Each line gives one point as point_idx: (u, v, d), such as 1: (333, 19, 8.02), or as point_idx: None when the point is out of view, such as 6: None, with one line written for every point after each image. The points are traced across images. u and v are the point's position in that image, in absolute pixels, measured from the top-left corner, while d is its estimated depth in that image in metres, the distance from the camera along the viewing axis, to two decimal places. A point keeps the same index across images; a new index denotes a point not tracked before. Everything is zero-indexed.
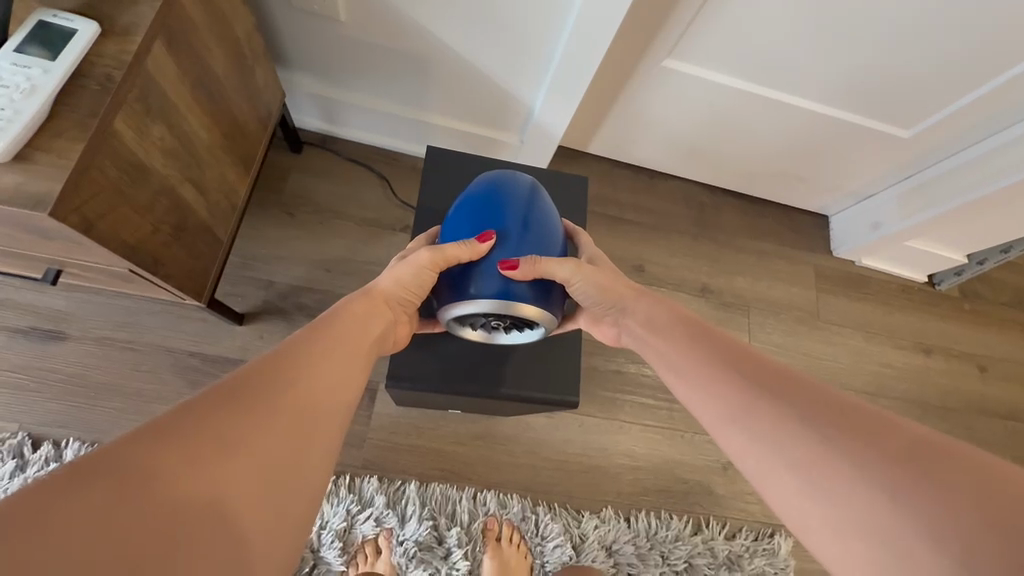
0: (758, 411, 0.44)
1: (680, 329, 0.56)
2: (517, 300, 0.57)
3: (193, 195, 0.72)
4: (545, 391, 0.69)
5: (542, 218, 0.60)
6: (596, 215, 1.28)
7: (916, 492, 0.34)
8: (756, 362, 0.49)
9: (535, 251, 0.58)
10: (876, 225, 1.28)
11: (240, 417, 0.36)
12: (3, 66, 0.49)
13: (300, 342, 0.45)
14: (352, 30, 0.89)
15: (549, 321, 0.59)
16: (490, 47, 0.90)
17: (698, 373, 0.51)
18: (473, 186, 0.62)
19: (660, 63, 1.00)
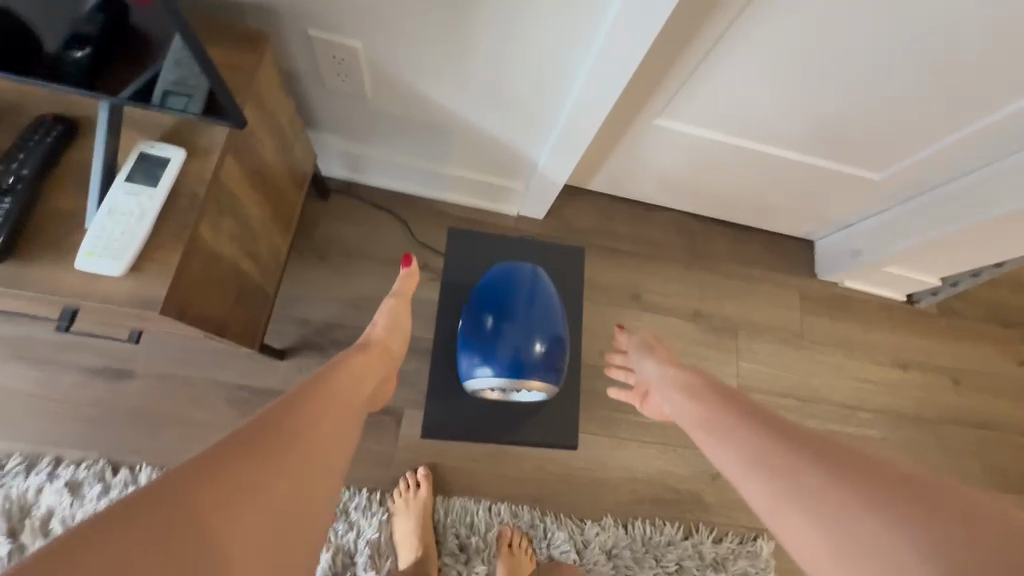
0: (774, 457, 0.57)
1: (714, 397, 0.74)
2: (525, 373, 0.75)
3: (250, 265, 0.85)
4: (545, 437, 0.86)
5: (543, 304, 0.79)
6: (596, 247, 1.40)
7: (900, 511, 0.46)
8: (769, 419, 0.64)
9: (538, 328, 0.77)
10: (856, 252, 1.39)
11: (244, 472, 0.49)
12: (119, 195, 0.62)
13: (292, 404, 0.59)
14: (378, 104, 1.01)
15: (551, 387, 0.76)
16: (500, 117, 1.01)
17: (723, 433, 0.65)
18: (491, 276, 0.83)
19: (652, 120, 1.12)
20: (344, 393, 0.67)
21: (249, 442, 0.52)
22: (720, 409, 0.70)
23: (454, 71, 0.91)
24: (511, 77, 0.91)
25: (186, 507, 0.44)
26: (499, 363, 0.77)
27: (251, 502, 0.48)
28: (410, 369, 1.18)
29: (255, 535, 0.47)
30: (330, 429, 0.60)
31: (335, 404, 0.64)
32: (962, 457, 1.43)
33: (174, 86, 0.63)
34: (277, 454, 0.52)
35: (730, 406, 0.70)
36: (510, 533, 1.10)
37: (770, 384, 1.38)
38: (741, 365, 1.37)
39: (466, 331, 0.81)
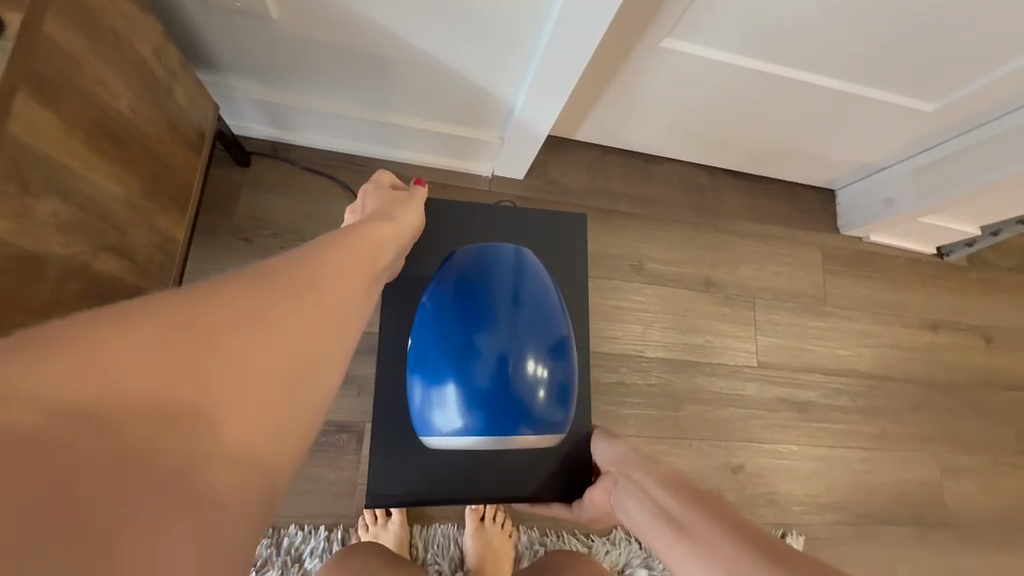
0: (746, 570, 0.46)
1: (677, 489, 0.61)
2: (514, 404, 0.63)
3: (115, 265, 0.60)
4: (530, 490, 0.73)
5: (531, 311, 0.66)
6: (589, 210, 1.17)
7: None
8: (739, 522, 0.53)
9: (528, 337, 0.65)
10: (889, 202, 1.19)
11: (266, 308, 0.43)
12: None
13: (324, 251, 0.51)
14: (292, 29, 0.74)
15: (552, 429, 0.65)
16: (460, 41, 0.76)
17: (687, 528, 0.54)
18: (465, 270, 0.68)
19: (660, 44, 0.87)
20: (365, 259, 0.56)
21: (251, 304, 0.43)
22: (682, 508, 0.57)
23: None
24: None
25: (190, 338, 0.38)
26: (479, 386, 0.63)
27: (260, 381, 0.41)
28: (370, 375, 0.96)
29: (266, 399, 0.41)
30: (347, 284, 0.51)
31: (350, 267, 0.53)
32: (993, 423, 1.30)
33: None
34: (289, 321, 0.44)
35: (694, 504, 0.57)
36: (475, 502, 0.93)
37: (792, 359, 1.20)
38: (760, 340, 1.19)
39: (430, 361, 0.66)
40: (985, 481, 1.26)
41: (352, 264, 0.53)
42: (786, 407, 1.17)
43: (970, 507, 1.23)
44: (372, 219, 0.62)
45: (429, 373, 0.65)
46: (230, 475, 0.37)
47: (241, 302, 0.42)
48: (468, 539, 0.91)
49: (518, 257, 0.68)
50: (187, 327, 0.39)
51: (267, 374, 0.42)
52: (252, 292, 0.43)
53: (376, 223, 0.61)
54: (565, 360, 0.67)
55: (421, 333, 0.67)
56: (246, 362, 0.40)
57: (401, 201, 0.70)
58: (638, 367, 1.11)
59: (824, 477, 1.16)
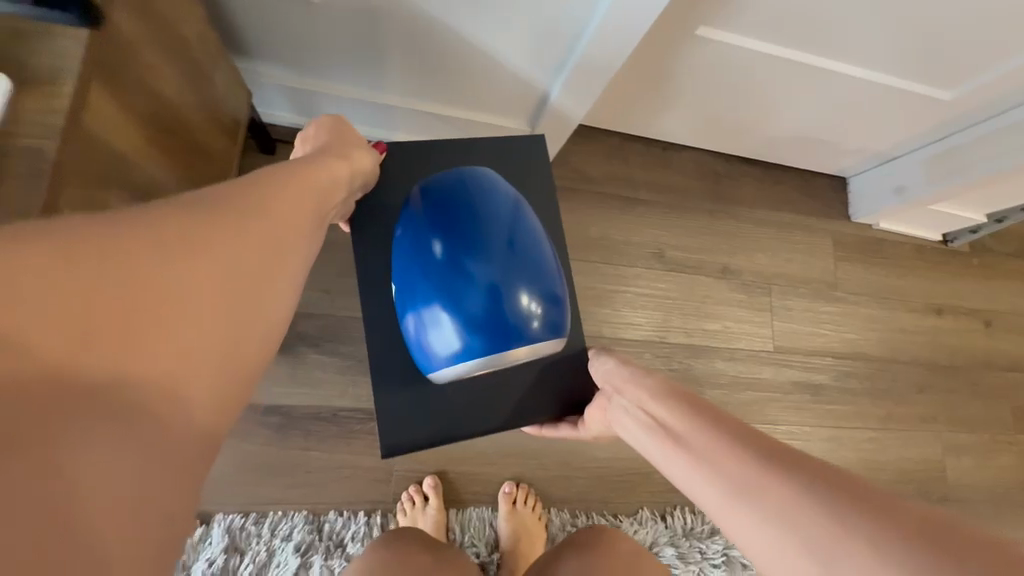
0: (757, 492, 0.41)
1: (672, 398, 0.54)
2: (506, 328, 0.63)
3: None
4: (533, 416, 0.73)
5: (513, 231, 0.65)
6: (610, 198, 1.17)
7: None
8: (749, 433, 0.46)
9: (516, 258, 0.64)
10: (901, 189, 1.22)
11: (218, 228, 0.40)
12: None
13: (277, 177, 0.48)
14: (331, 12, 0.73)
15: (547, 350, 0.66)
16: (502, 26, 0.75)
17: (690, 448, 0.48)
18: (441, 193, 0.67)
19: (695, 33, 0.87)
20: (323, 198, 0.52)
21: (193, 231, 0.39)
22: (681, 416, 0.51)
23: None
24: None
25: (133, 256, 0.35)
26: (472, 307, 0.63)
27: (207, 312, 0.38)
28: None
29: (223, 321, 0.39)
30: (298, 221, 0.47)
31: (303, 203, 0.48)
32: (989, 402, 1.36)
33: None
34: (235, 241, 0.41)
35: (694, 409, 0.51)
36: (508, 487, 0.95)
37: (805, 343, 1.24)
38: (776, 326, 1.22)
39: (422, 293, 0.66)
40: (984, 457, 1.32)
41: (306, 192, 0.50)
42: (800, 390, 1.21)
43: (970, 482, 1.29)
44: (326, 156, 0.57)
45: (422, 299, 0.66)
46: (174, 398, 0.35)
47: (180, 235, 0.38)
48: (501, 522, 0.93)
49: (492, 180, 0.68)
50: (122, 273, 0.34)
51: (213, 294, 0.38)
52: (200, 214, 0.40)
53: (334, 162, 0.56)
54: (554, 287, 0.66)
55: (404, 259, 0.67)
56: (189, 310, 0.37)
57: (353, 144, 0.64)
58: (660, 353, 1.13)
59: (835, 457, 1.21)
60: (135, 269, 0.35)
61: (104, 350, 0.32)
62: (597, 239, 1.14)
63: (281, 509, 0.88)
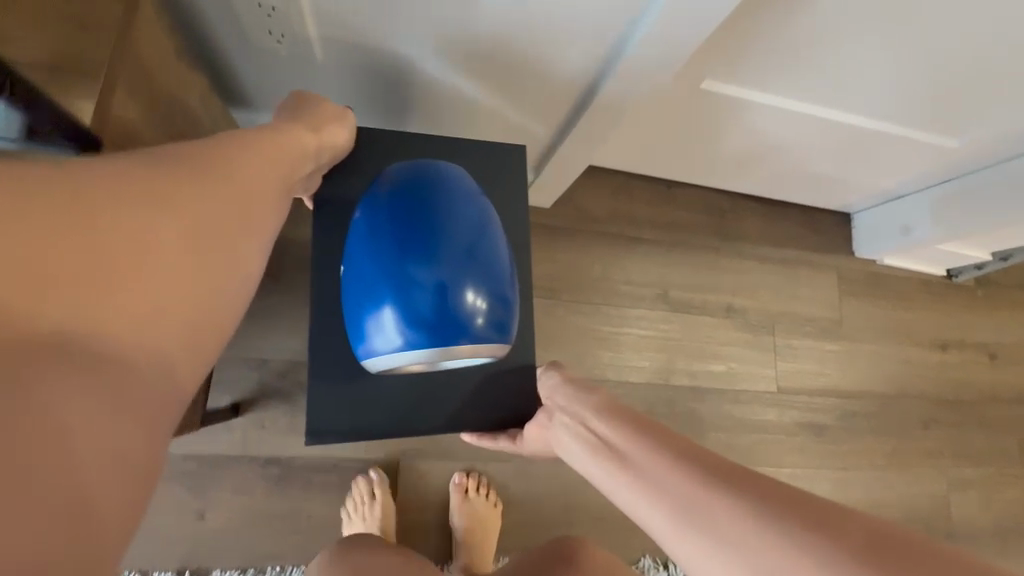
0: (698, 500, 0.43)
1: (616, 419, 0.56)
2: (455, 329, 0.61)
3: None
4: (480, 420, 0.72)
5: (471, 235, 0.63)
6: (613, 237, 1.16)
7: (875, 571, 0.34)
8: (684, 447, 0.49)
9: (471, 261, 0.63)
10: (906, 228, 1.21)
11: (189, 188, 0.43)
12: None
13: (246, 143, 0.51)
14: (333, 72, 0.72)
15: (492, 351, 0.64)
16: (508, 88, 0.75)
17: (633, 464, 0.49)
18: (403, 190, 0.64)
19: (701, 86, 0.86)
20: (287, 174, 0.54)
21: (167, 188, 0.41)
22: (623, 434, 0.53)
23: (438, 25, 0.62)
24: (530, 31, 0.63)
25: (111, 209, 0.38)
26: (421, 308, 0.61)
27: (178, 264, 0.41)
28: None
29: (192, 275, 0.42)
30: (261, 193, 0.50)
31: (266, 178, 0.50)
32: (995, 438, 1.35)
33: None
34: (208, 202, 0.44)
35: (633, 424, 0.54)
36: (457, 477, 0.94)
37: (809, 383, 1.23)
38: (780, 365, 1.21)
39: (371, 285, 0.64)
40: (990, 495, 1.31)
41: (273, 161, 0.52)
42: (804, 430, 1.20)
43: (976, 521, 1.28)
44: (292, 125, 0.59)
45: (370, 293, 0.64)
46: (153, 342, 0.38)
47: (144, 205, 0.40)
48: (455, 515, 0.91)
49: (456, 180, 0.65)
50: (99, 238, 0.37)
51: (183, 249, 0.41)
52: (173, 174, 0.43)
53: (297, 131, 0.57)
54: (505, 289, 0.65)
55: (358, 251, 0.65)
56: (153, 275, 0.39)
57: (328, 115, 0.64)
58: (663, 395, 1.12)
59: (839, 498, 1.20)
60: (111, 236, 0.37)
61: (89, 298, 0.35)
62: (600, 280, 1.14)
63: (279, 564, 0.87)
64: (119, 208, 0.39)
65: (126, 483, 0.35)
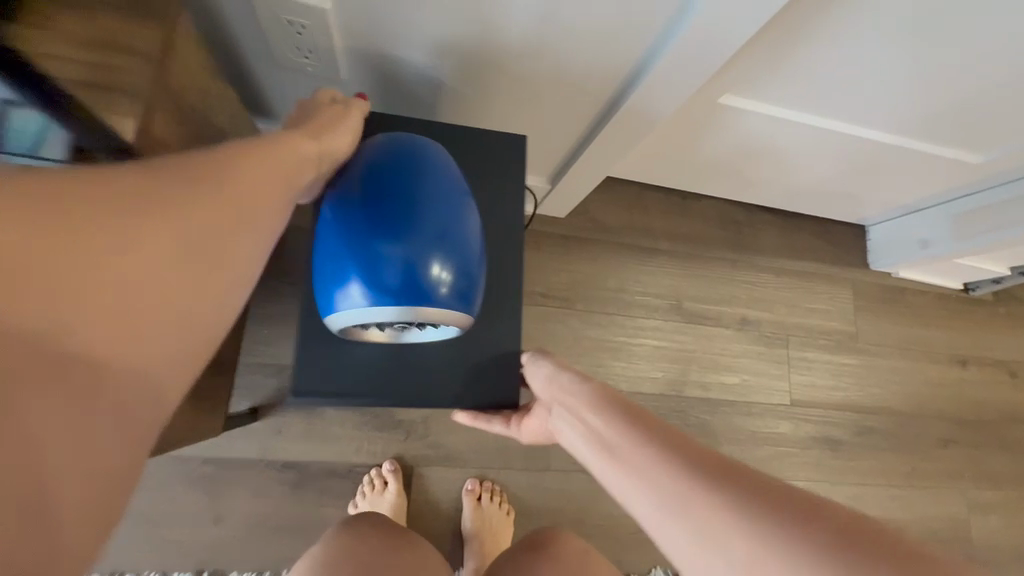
0: (690, 512, 0.36)
1: (610, 403, 0.50)
2: (418, 303, 0.55)
3: None
4: (478, 398, 0.67)
5: (444, 207, 0.58)
6: (628, 248, 1.17)
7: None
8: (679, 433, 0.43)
9: (439, 233, 0.57)
10: (924, 242, 1.20)
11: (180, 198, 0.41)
12: None
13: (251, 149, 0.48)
14: (356, 86, 0.74)
15: (460, 323, 0.59)
16: (527, 103, 0.75)
17: (621, 448, 0.44)
18: (376, 157, 0.58)
19: (719, 103, 0.87)
20: (307, 169, 0.52)
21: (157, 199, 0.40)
22: (615, 418, 0.48)
23: (460, 42, 0.63)
24: (547, 48, 0.64)
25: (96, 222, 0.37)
26: (384, 279, 0.55)
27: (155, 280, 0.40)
28: (417, 418, 0.96)
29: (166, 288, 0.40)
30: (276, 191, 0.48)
31: (282, 173, 0.49)
32: (1015, 457, 1.32)
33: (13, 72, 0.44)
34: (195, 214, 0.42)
35: (628, 413, 0.47)
36: (471, 484, 0.95)
37: (824, 398, 1.22)
38: (793, 378, 1.20)
39: (333, 254, 0.57)
40: (1009, 516, 1.29)
41: (282, 170, 0.49)
42: (819, 445, 1.19)
43: (994, 541, 1.26)
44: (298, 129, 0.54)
45: (331, 261, 0.58)
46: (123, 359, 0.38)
47: (136, 224, 0.39)
48: (466, 520, 0.92)
49: (430, 151, 0.60)
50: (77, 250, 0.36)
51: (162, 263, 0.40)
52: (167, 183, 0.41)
53: (300, 139, 0.52)
54: (472, 266, 0.59)
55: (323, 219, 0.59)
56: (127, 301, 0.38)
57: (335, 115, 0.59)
58: (676, 407, 1.12)
59: None
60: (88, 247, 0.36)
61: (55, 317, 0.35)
62: (614, 291, 1.14)
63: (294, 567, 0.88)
64: (110, 225, 0.38)
65: (99, 496, 0.37)
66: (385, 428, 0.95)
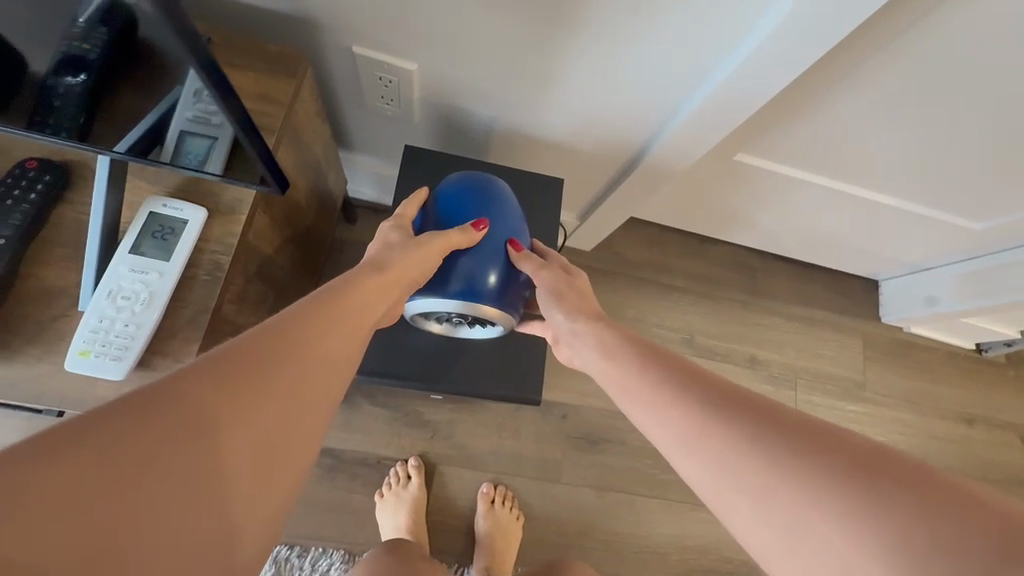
0: (705, 445, 0.41)
1: (629, 350, 0.56)
2: (479, 303, 0.66)
3: (266, 319, 0.77)
4: (510, 390, 0.76)
5: (506, 230, 0.69)
6: (647, 283, 1.27)
7: (874, 496, 0.33)
8: (691, 374, 0.48)
9: (501, 249, 0.68)
10: (932, 300, 1.25)
11: (281, 355, 0.41)
12: (122, 272, 0.55)
13: (332, 302, 0.49)
14: (423, 128, 0.87)
15: (505, 323, 0.70)
16: (565, 150, 0.88)
17: (640, 392, 0.50)
18: (453, 187, 0.71)
19: (734, 158, 0.97)
20: (381, 296, 0.55)
21: (261, 364, 0.39)
22: (634, 365, 0.53)
23: (513, 94, 0.76)
24: (583, 100, 0.76)
25: (209, 399, 0.35)
26: (453, 283, 0.66)
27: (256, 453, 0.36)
28: (443, 421, 1.06)
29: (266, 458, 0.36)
30: (349, 332, 0.48)
31: (359, 318, 0.50)
32: None
33: (200, 95, 0.50)
34: (295, 370, 0.40)
35: (646, 359, 0.53)
36: (485, 487, 1.03)
37: None
38: None
39: None
40: None
41: (359, 317, 0.50)
42: None
43: None
44: (367, 270, 0.56)
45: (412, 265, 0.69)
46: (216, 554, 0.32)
47: (248, 389, 0.37)
48: (479, 520, 0.99)
49: (499, 185, 0.72)
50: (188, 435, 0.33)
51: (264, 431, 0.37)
52: (265, 346, 0.40)
53: (366, 275, 0.55)
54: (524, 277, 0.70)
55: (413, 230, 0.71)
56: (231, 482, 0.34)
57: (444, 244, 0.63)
58: None
59: None
60: (200, 427, 0.34)
61: (162, 509, 0.31)
62: (631, 321, 1.23)
63: (322, 546, 0.97)
64: (221, 397, 0.36)
65: None
66: (414, 425, 1.05)
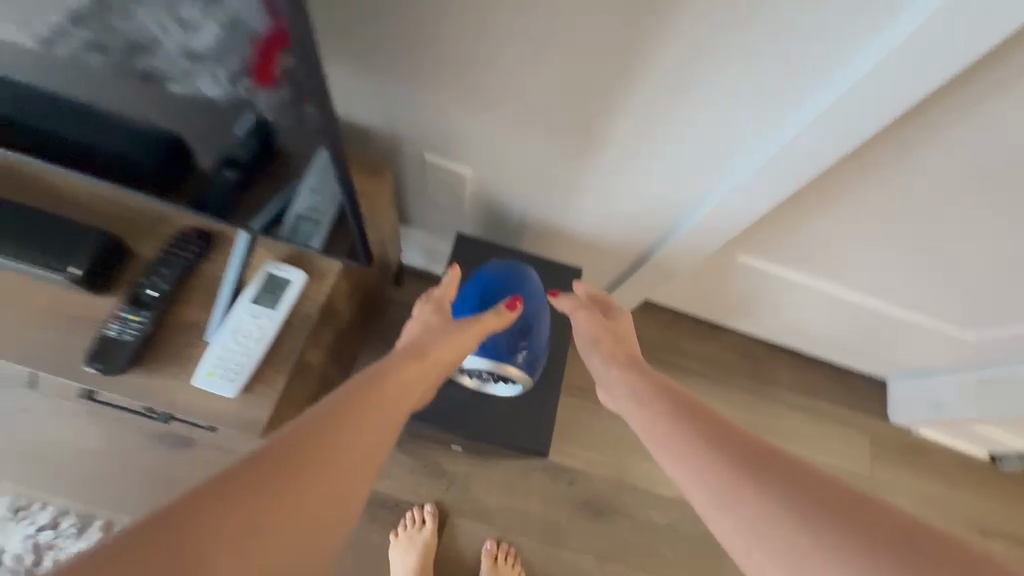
0: (745, 508, 0.51)
1: (665, 403, 0.66)
2: (503, 365, 0.83)
3: (326, 364, 0.92)
4: (525, 442, 0.87)
5: (531, 310, 0.85)
6: (658, 363, 1.37)
7: (894, 562, 0.44)
8: (722, 434, 0.59)
9: (526, 324, 0.84)
10: (940, 407, 1.27)
11: (334, 435, 0.55)
12: (243, 315, 0.73)
13: (376, 387, 0.64)
14: (471, 216, 1.06)
15: (524, 382, 0.85)
16: (591, 242, 1.04)
17: (677, 449, 0.60)
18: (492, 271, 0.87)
19: (738, 258, 1.11)
20: (420, 377, 0.69)
21: (320, 443, 0.54)
22: (671, 419, 0.63)
23: (549, 199, 0.96)
24: (611, 200, 0.94)
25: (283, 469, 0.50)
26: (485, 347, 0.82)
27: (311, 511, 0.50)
28: (459, 474, 1.15)
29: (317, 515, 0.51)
30: (382, 428, 0.61)
31: (397, 400, 0.64)
32: None
33: (314, 188, 0.68)
34: (343, 447, 0.55)
35: (681, 416, 0.63)
36: (491, 543, 1.10)
37: None
38: None
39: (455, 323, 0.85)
40: None
41: (396, 399, 0.64)
42: None
43: None
44: (410, 355, 0.71)
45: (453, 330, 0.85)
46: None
47: (308, 462, 0.52)
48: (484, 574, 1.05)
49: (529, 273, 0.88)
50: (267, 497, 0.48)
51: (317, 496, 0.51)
52: (324, 428, 0.55)
53: (409, 359, 0.69)
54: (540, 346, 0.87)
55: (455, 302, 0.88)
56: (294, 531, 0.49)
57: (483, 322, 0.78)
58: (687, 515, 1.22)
59: None
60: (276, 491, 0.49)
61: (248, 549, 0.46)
62: None
63: None
64: (290, 469, 0.51)
65: None
66: (432, 475, 1.14)
